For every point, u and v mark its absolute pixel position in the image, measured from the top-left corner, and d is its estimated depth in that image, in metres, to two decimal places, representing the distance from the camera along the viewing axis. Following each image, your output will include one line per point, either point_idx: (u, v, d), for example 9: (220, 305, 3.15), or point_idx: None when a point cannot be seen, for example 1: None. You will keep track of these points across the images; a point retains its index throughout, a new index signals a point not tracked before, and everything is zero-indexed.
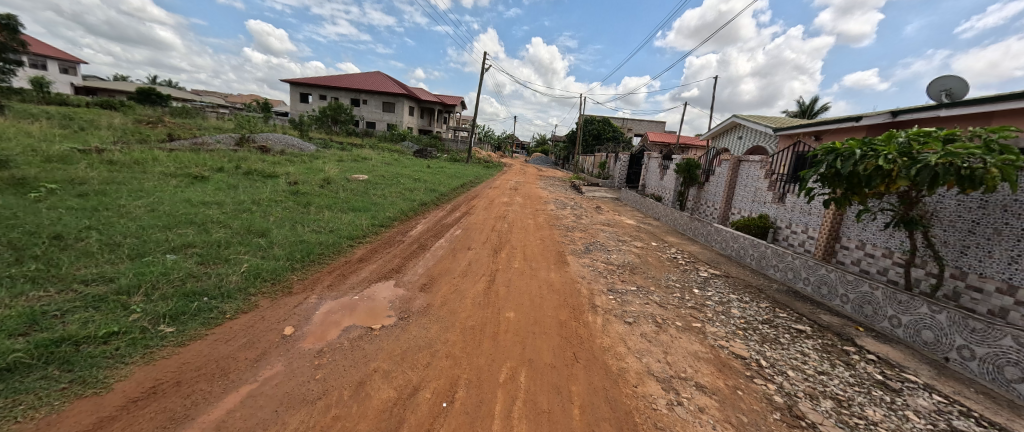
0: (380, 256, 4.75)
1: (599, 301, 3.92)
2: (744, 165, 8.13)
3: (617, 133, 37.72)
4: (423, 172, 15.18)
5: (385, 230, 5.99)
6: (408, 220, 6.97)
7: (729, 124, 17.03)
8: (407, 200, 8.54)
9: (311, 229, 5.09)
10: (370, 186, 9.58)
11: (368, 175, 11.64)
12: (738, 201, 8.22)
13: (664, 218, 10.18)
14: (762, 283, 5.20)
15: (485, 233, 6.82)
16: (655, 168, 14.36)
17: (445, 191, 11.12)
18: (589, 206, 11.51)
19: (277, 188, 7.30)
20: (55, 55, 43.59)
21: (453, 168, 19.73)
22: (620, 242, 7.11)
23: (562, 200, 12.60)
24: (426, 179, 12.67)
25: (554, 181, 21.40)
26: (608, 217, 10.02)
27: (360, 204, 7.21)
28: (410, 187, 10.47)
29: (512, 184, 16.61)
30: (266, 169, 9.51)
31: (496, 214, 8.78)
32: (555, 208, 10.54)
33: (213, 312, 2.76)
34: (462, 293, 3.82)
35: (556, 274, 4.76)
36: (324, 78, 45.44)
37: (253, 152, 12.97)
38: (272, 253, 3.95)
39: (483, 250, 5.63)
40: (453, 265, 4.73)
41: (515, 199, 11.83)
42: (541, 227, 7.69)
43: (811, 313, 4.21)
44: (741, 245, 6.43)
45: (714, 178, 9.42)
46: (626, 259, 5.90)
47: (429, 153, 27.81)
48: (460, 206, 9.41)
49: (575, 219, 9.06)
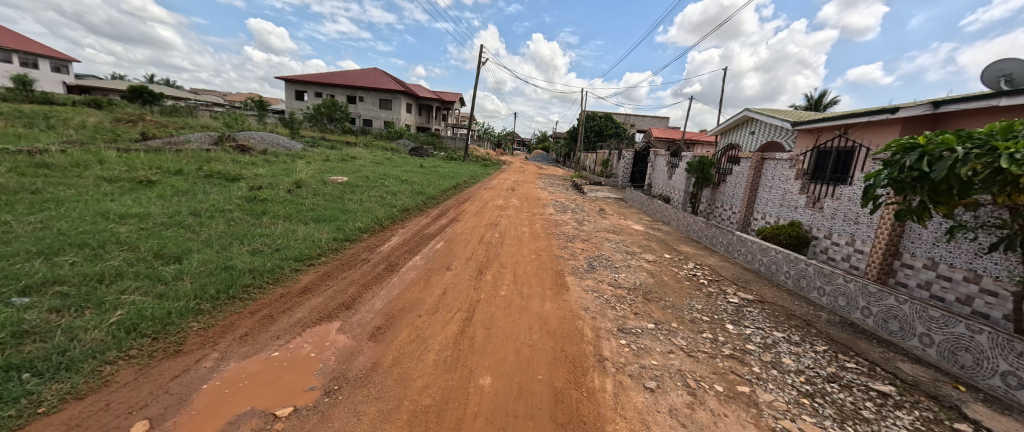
0: (331, 285, 3.79)
1: (608, 351, 2.94)
2: (769, 164, 7.11)
3: (620, 129, 36.60)
4: (414, 172, 14.22)
5: (350, 246, 5.03)
6: (382, 231, 6.01)
7: (740, 118, 15.94)
8: (386, 205, 7.58)
9: (248, 248, 4.12)
10: (347, 189, 8.62)
11: (350, 176, 10.67)
12: (762, 205, 7.22)
13: (675, 223, 9.19)
14: (808, 312, 4.20)
15: (471, 245, 5.85)
16: (663, 167, 13.33)
17: (434, 193, 10.16)
18: (591, 210, 10.51)
19: (233, 195, 6.36)
20: (45, 53, 42.76)
21: (448, 167, 18.77)
22: (629, 255, 6.11)
23: (563, 202, 11.62)
24: (414, 180, 11.69)
25: (554, 180, 20.41)
26: (613, 222, 9.00)
27: (327, 212, 6.24)
28: (395, 189, 9.49)
29: (509, 184, 15.61)
30: (232, 171, 8.58)
31: (487, 220, 7.80)
32: (555, 212, 9.53)
33: (18, 404, 1.79)
34: (425, 343, 2.85)
35: (552, 306, 3.78)
36: (319, 75, 44.44)
37: (228, 152, 12.03)
38: (174, 289, 2.98)
39: (464, 271, 4.66)
40: (422, 296, 3.75)
41: (510, 202, 10.85)
42: (537, 237, 6.71)
43: (885, 360, 3.22)
44: (773, 260, 5.43)
45: (731, 178, 8.40)
46: (638, 279, 4.90)
47: (425, 151, 26.87)
48: (447, 211, 8.44)
49: (576, 226, 8.07)
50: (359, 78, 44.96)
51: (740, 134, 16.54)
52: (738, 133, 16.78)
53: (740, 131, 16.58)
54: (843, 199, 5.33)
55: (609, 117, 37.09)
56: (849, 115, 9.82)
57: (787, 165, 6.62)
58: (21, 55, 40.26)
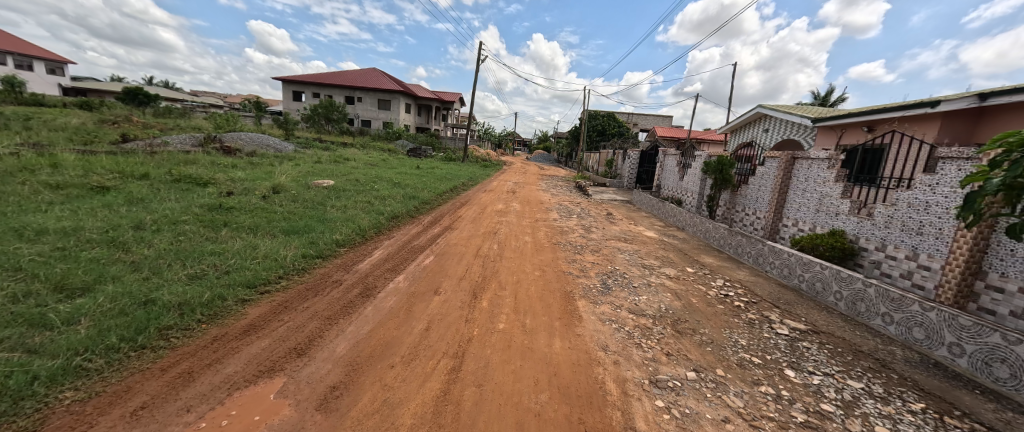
0: (286, 319, 3.02)
1: (643, 421, 2.17)
2: (802, 163, 6.31)
3: (623, 129, 35.83)
4: (409, 174, 13.47)
5: (321, 264, 4.25)
6: (364, 244, 5.24)
7: (753, 115, 15.13)
8: (374, 212, 6.82)
9: (187, 272, 3.33)
10: (332, 193, 7.84)
11: (338, 179, 9.90)
12: (794, 209, 6.42)
13: (691, 229, 8.41)
14: (879, 347, 3.41)
15: (465, 260, 5.08)
16: (673, 167, 12.53)
17: (429, 198, 9.41)
18: (598, 214, 9.73)
19: (196, 202, 5.60)
20: (40, 55, 42.21)
21: (446, 168, 18.01)
22: (647, 270, 5.31)
23: (567, 205, 10.84)
24: (408, 183, 10.94)
25: (557, 181, 19.64)
26: (624, 229, 8.21)
27: (301, 222, 5.47)
28: (386, 194, 8.72)
29: (509, 186, 14.82)
30: (206, 175, 7.82)
31: (485, 229, 7.04)
32: (560, 217, 8.73)
33: None
34: (395, 415, 2.06)
35: (563, 347, 3.00)
36: (317, 75, 43.75)
37: (209, 154, 11.28)
38: (57, 340, 2.20)
39: (455, 295, 3.89)
40: (398, 334, 2.97)
41: (511, 206, 10.07)
42: (542, 249, 5.91)
43: (1009, 424, 2.42)
44: (818, 277, 4.65)
45: (754, 180, 7.60)
46: (663, 301, 4.11)
47: (423, 152, 26.12)
48: (442, 218, 7.69)
49: (584, 234, 7.29)
50: (357, 78, 44.27)
51: (752, 132, 15.73)
52: (750, 131, 15.97)
53: (753, 128, 15.76)
54: (900, 205, 4.54)
55: (612, 116, 36.32)
56: (880, 110, 8.99)
57: (826, 165, 5.82)
58: (15, 56, 39.69)
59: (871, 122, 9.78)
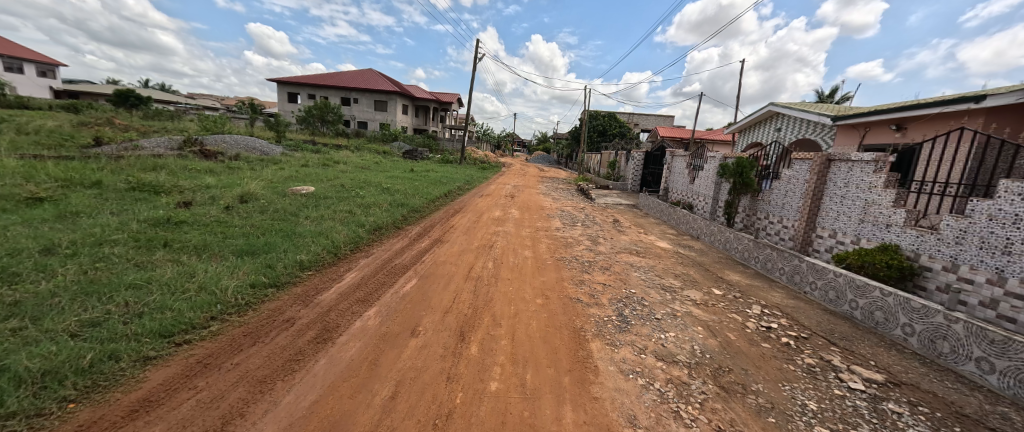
0: (199, 387, 2.20)
1: None
2: (840, 166, 5.52)
3: (624, 129, 35.14)
4: (402, 178, 12.69)
5: (274, 294, 3.46)
6: (335, 265, 4.45)
7: (764, 114, 14.37)
8: (354, 224, 6.04)
9: (80, 317, 2.54)
10: (310, 202, 7.06)
11: (321, 185, 9.12)
12: (830, 219, 5.65)
13: (708, 239, 7.63)
14: (985, 409, 2.62)
15: (454, 284, 4.27)
16: (682, 169, 11.74)
17: (420, 205, 8.63)
18: (605, 222, 8.96)
19: (141, 216, 4.80)
20: (30, 57, 41.43)
21: (442, 171, 17.24)
22: (668, 293, 4.53)
23: (570, 212, 10.06)
24: (398, 188, 10.17)
25: (558, 183, 18.88)
26: (634, 239, 7.43)
27: (264, 238, 4.69)
28: (372, 201, 7.93)
29: (508, 190, 14.06)
30: (169, 181, 7.02)
31: (480, 241, 6.27)
32: (563, 226, 7.94)
33: None
34: None
35: (578, 421, 2.21)
36: (312, 77, 43.02)
37: (185, 158, 10.49)
38: None
39: (437, 338, 3.07)
40: (350, 409, 2.16)
41: (510, 213, 9.29)
42: (544, 267, 5.12)
43: None
44: (877, 304, 3.87)
45: (780, 184, 6.82)
46: (695, 340, 3.33)
47: (419, 153, 25.35)
48: (432, 228, 6.92)
49: (591, 246, 6.51)
50: (353, 79, 43.52)
51: (763, 132, 14.95)
52: (761, 130, 15.20)
53: (764, 128, 14.99)
54: (977, 217, 3.76)
55: (613, 117, 35.57)
56: (913, 106, 8.22)
57: (872, 168, 5.04)
58: (4, 58, 38.91)
59: (901, 119, 9.00)
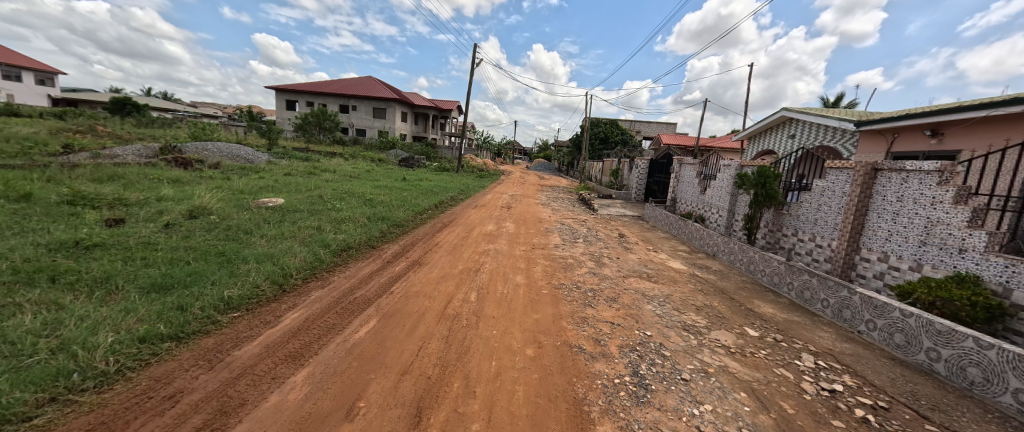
0: None
1: None
2: (891, 177, 4.64)
3: (626, 136, 34.48)
4: (392, 188, 11.87)
5: (169, 352, 2.56)
6: (276, 299, 3.56)
7: (776, 119, 13.56)
8: (317, 244, 5.17)
9: None
10: (275, 216, 6.21)
11: (296, 196, 8.29)
12: (880, 239, 4.75)
13: (727, 258, 6.74)
14: None
15: (425, 328, 3.37)
16: (692, 178, 10.88)
17: (405, 219, 7.78)
18: (609, 237, 8.09)
19: (48, 238, 3.94)
20: (29, 65, 41.26)
21: (437, 180, 16.48)
22: (691, 335, 3.61)
23: (571, 225, 9.18)
24: (383, 199, 9.35)
25: (558, 192, 18.06)
26: (644, 259, 6.52)
27: (193, 265, 3.82)
28: (348, 215, 7.07)
29: (505, 200, 13.23)
30: (116, 193, 6.20)
31: (466, 263, 5.40)
32: (563, 243, 7.04)
33: None
34: None
35: None
36: (311, 84, 42.72)
37: (154, 167, 9.72)
38: None
39: (381, 422, 2.17)
40: None
41: (504, 226, 8.42)
42: (538, 300, 4.23)
43: None
44: (973, 359, 2.94)
45: (812, 197, 5.93)
46: (741, 419, 2.40)
47: (416, 161, 24.67)
48: (412, 247, 6.07)
49: (595, 269, 5.62)
50: (352, 86, 43.14)
51: (776, 138, 14.09)
52: (773, 137, 14.33)
53: (776, 134, 14.12)
54: None
55: (615, 124, 34.87)
56: (952, 109, 7.37)
57: (935, 179, 4.16)
58: (2, 67, 38.74)
59: (936, 124, 8.13)
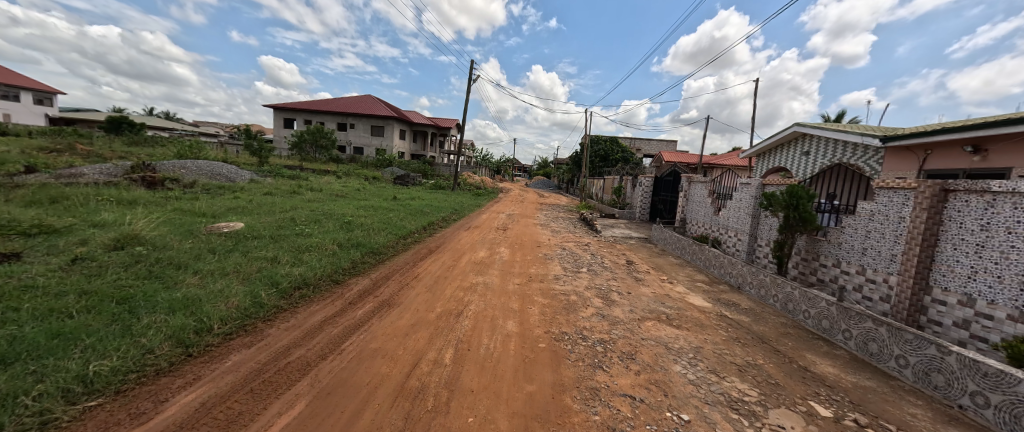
0: None
1: None
2: (969, 199, 3.77)
3: (627, 154, 34.03)
4: (378, 208, 11.00)
5: None
6: (171, 371, 2.58)
7: (788, 135, 12.82)
8: (262, 280, 4.21)
9: None
10: (223, 245, 5.28)
11: (265, 219, 7.40)
12: (959, 277, 3.81)
13: (755, 292, 5.77)
14: None
15: (371, 416, 2.36)
16: (703, 197, 10.02)
17: (384, 245, 6.83)
18: (616, 265, 7.14)
19: None
20: (28, 85, 41.29)
21: (431, 199, 15.67)
22: (744, 421, 2.59)
23: (572, 250, 8.25)
24: (365, 221, 8.46)
25: (558, 212, 17.21)
26: (659, 294, 5.54)
27: (72, 320, 2.87)
28: (317, 241, 6.13)
29: (501, 220, 12.35)
30: (40, 218, 5.31)
31: (447, 304, 4.41)
32: (564, 275, 6.06)
33: None
34: None
35: None
36: (310, 103, 42.73)
37: (116, 187, 8.90)
38: None
39: None
40: None
41: (497, 252, 7.47)
42: (532, 361, 3.23)
43: None
44: None
45: (859, 222, 5.02)
46: None
47: (411, 179, 24.00)
48: (386, 281, 5.12)
49: (604, 310, 4.63)
50: (351, 105, 43.09)
51: (790, 155, 13.28)
52: (786, 154, 13.54)
53: (790, 151, 13.34)
54: None
55: (615, 141, 34.44)
56: (1001, 123, 6.56)
57: None
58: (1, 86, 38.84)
59: (978, 139, 7.31)
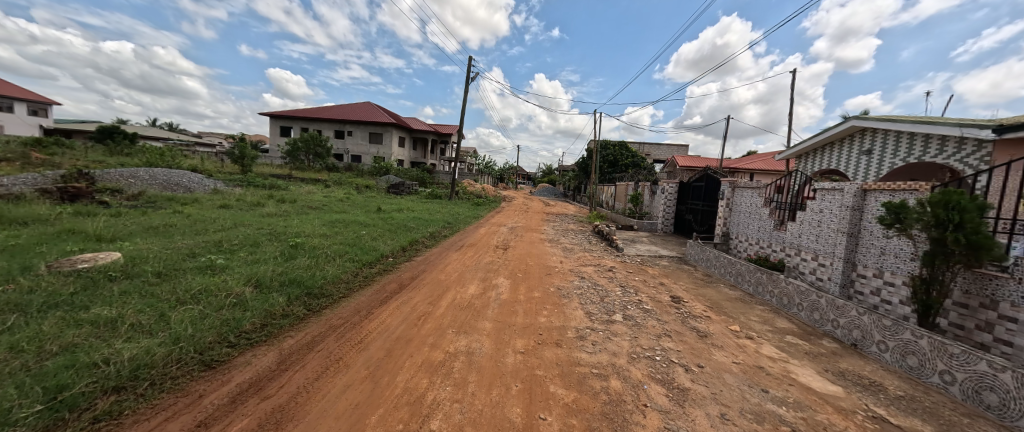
0: None
1: None
2: None
3: (637, 159, 32.09)
4: (352, 223, 9.06)
5: None
6: None
7: (844, 131, 10.75)
8: (34, 379, 2.21)
9: None
10: (47, 296, 3.27)
11: (177, 244, 5.45)
12: None
13: (895, 360, 3.69)
14: None
15: None
16: (755, 207, 7.95)
17: (331, 280, 4.84)
18: (659, 305, 5.07)
19: None
20: (22, 96, 40.48)
21: (423, 210, 13.76)
22: None
23: (594, 280, 6.17)
24: (322, 242, 6.49)
25: (567, 223, 15.18)
26: (746, 366, 3.47)
27: None
28: (222, 279, 4.14)
29: (501, 236, 10.34)
30: None
31: (388, 419, 2.35)
32: (591, 330, 4.02)
33: None
34: None
35: None
36: (307, 111, 41.47)
37: (10, 200, 7.02)
38: None
39: None
40: None
41: (494, 287, 5.45)
42: None
43: None
44: None
45: None
46: None
47: (407, 188, 22.19)
48: (302, 355, 3.09)
49: (675, 418, 2.57)
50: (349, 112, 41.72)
51: (845, 155, 11.19)
52: (839, 153, 11.47)
53: (845, 149, 11.23)
54: None
55: (624, 146, 32.56)
56: None
57: None
58: None
59: None
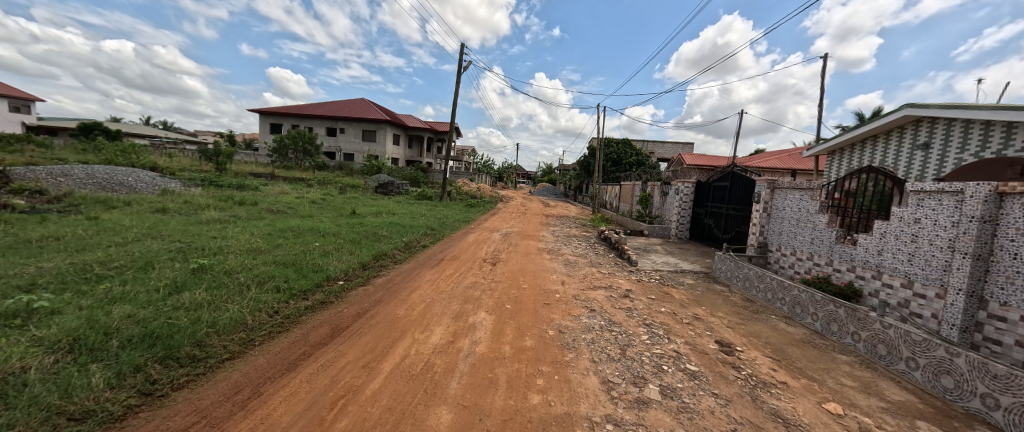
0: None
1: None
2: None
3: (643, 158, 30.39)
4: (309, 231, 7.47)
5: None
6: None
7: (894, 120, 9.08)
8: None
9: None
10: None
11: (18, 270, 3.84)
12: None
13: None
14: None
15: None
16: (807, 214, 6.33)
17: (221, 330, 3.23)
18: (705, 362, 3.46)
19: None
20: (5, 92, 39.13)
21: (406, 214, 12.17)
22: None
23: (607, 315, 4.55)
24: (245, 260, 4.89)
25: (568, 227, 13.58)
26: None
27: None
28: (10, 341, 2.53)
29: (492, 245, 8.74)
30: None
31: None
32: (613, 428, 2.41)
33: None
34: None
35: None
36: (298, 108, 39.94)
37: None
38: None
39: None
40: None
41: (469, 331, 3.83)
42: None
43: None
44: None
45: None
46: None
47: (396, 189, 20.61)
48: None
49: None
50: (342, 109, 40.15)
51: (894, 150, 9.56)
52: (887, 147, 9.80)
53: (894, 144, 9.61)
54: None
55: (629, 144, 30.91)
56: None
57: None
58: None
59: None
